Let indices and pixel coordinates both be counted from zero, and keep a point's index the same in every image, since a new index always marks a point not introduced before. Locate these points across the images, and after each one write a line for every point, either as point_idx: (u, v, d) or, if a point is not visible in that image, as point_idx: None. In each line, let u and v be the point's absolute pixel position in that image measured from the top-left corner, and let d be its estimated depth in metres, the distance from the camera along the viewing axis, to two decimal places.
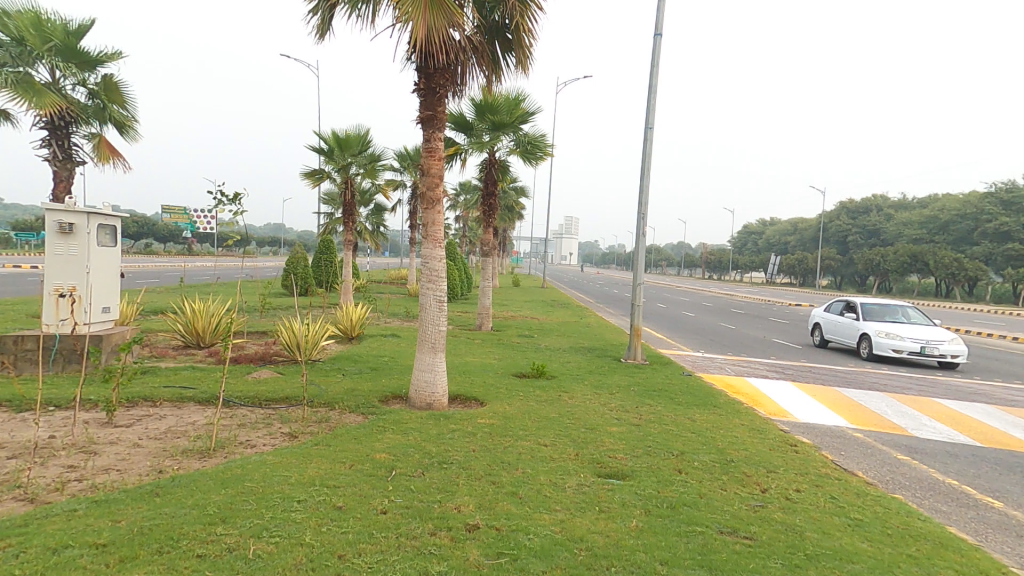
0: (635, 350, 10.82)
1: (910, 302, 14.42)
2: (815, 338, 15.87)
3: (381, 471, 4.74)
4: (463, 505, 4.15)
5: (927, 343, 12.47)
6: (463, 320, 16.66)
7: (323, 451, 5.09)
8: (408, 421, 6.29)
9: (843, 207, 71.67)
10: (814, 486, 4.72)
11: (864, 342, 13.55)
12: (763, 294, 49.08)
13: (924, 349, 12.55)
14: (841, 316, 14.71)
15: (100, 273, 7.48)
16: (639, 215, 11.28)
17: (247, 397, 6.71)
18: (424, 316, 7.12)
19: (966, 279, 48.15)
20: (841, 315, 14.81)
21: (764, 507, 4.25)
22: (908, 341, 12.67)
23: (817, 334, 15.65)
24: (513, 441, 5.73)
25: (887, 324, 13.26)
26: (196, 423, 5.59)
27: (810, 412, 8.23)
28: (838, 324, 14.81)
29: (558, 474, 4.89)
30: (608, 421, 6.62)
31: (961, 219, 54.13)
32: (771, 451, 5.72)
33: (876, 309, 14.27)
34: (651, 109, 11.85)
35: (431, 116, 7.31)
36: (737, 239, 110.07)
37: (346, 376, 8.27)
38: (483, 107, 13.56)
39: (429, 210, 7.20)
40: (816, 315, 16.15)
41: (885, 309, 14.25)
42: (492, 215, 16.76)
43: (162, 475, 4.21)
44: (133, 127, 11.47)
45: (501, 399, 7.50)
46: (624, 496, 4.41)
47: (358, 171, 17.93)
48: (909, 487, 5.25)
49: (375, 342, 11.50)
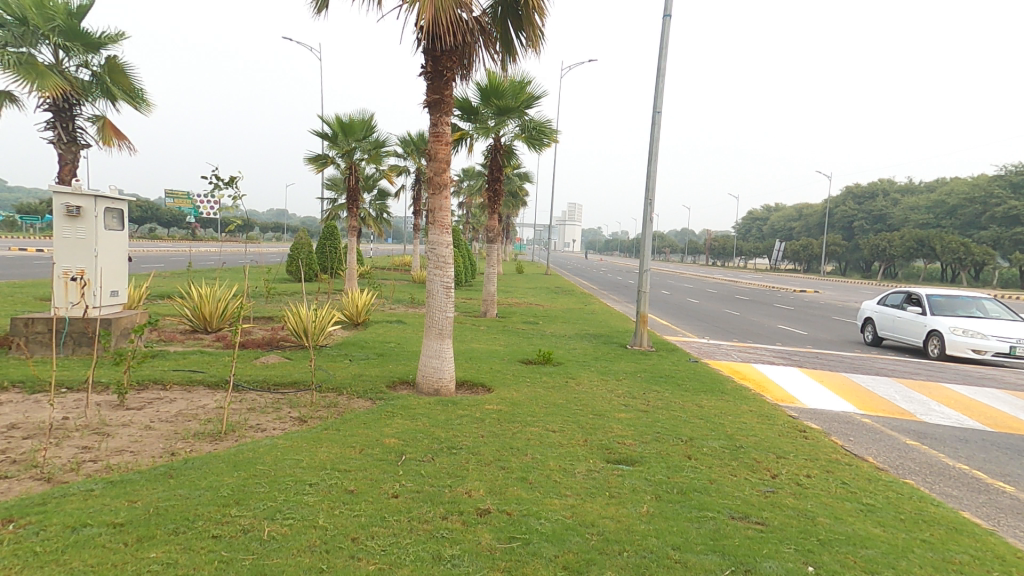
0: (641, 337, 10.80)
1: (983, 293, 12.89)
2: (867, 334, 14.32)
3: (390, 455, 4.76)
4: (474, 489, 4.16)
5: (1017, 343, 11.05)
6: (467, 307, 16.64)
7: (333, 436, 5.11)
8: (416, 407, 6.31)
9: (850, 193, 71.15)
10: (825, 471, 4.72)
11: (935, 340, 12.12)
12: (769, 279, 48.93)
13: (1013, 349, 11.14)
14: (902, 311, 13.20)
15: (108, 257, 7.48)
16: (646, 201, 11.18)
17: (256, 381, 6.74)
18: (432, 303, 7.09)
19: (973, 263, 47.72)
20: (901, 309, 13.30)
21: (774, 492, 4.25)
22: (994, 341, 11.25)
23: (870, 331, 14.12)
24: (521, 427, 5.74)
25: (966, 321, 11.78)
26: (207, 406, 5.62)
27: (818, 399, 8.21)
28: (898, 320, 13.30)
29: (568, 460, 4.90)
30: (615, 407, 6.62)
31: (970, 203, 53.51)
32: (780, 437, 5.71)
33: (945, 301, 12.74)
34: (659, 93, 11.70)
35: (438, 100, 7.20)
36: (742, 225, 109.39)
37: (353, 362, 8.28)
38: (489, 91, 13.40)
39: (436, 195, 7.13)
40: (867, 308, 14.58)
41: (957, 301, 12.71)
42: (497, 201, 16.64)
43: (174, 457, 4.23)
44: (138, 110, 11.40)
45: (508, 385, 7.52)
46: (634, 482, 4.42)
47: (362, 157, 17.81)
48: (919, 472, 5.24)
49: (381, 329, 11.51)
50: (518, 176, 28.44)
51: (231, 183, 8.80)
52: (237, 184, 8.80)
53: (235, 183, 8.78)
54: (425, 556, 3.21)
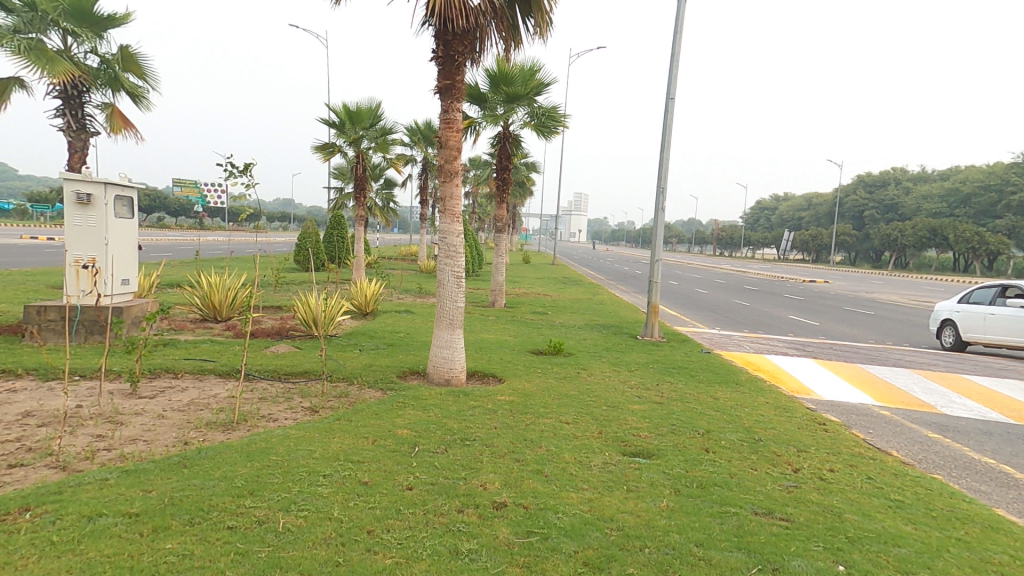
0: (652, 328, 10.69)
1: None
2: (947, 338, 12.14)
3: (403, 446, 4.69)
4: (489, 482, 4.09)
5: None
6: (474, 297, 16.55)
7: (345, 426, 5.06)
8: (428, 398, 6.24)
9: (861, 181, 70.28)
10: (849, 466, 4.61)
11: None
12: (777, 270, 48.61)
13: None
14: (997, 308, 11.37)
15: (118, 245, 7.43)
16: (659, 190, 11.01)
17: (266, 370, 6.70)
18: (442, 292, 7.00)
19: (987, 253, 47.12)
20: (994, 307, 11.45)
21: (797, 487, 4.15)
22: None
23: (952, 335, 11.95)
24: (535, 419, 5.67)
25: None
26: (219, 395, 5.57)
27: (833, 390, 8.08)
28: (992, 319, 11.40)
29: (583, 452, 4.81)
30: (629, 399, 6.54)
31: (985, 191, 52.65)
32: (800, 430, 5.60)
33: None
34: (672, 79, 11.49)
35: (449, 85, 7.06)
36: (750, 215, 108.33)
37: (363, 352, 8.23)
38: (498, 78, 13.22)
39: (446, 183, 7.01)
40: (942, 309, 12.49)
41: None
42: (506, 190, 16.48)
43: (188, 447, 4.18)
44: (145, 98, 11.31)
45: (520, 376, 7.45)
46: (652, 475, 4.33)
47: (369, 145, 17.67)
48: (944, 467, 5.13)
49: (390, 318, 11.46)
50: (525, 166, 28.18)
51: (245, 171, 8.81)
52: (250, 172, 8.81)
53: (249, 171, 8.78)
54: (443, 550, 3.14)
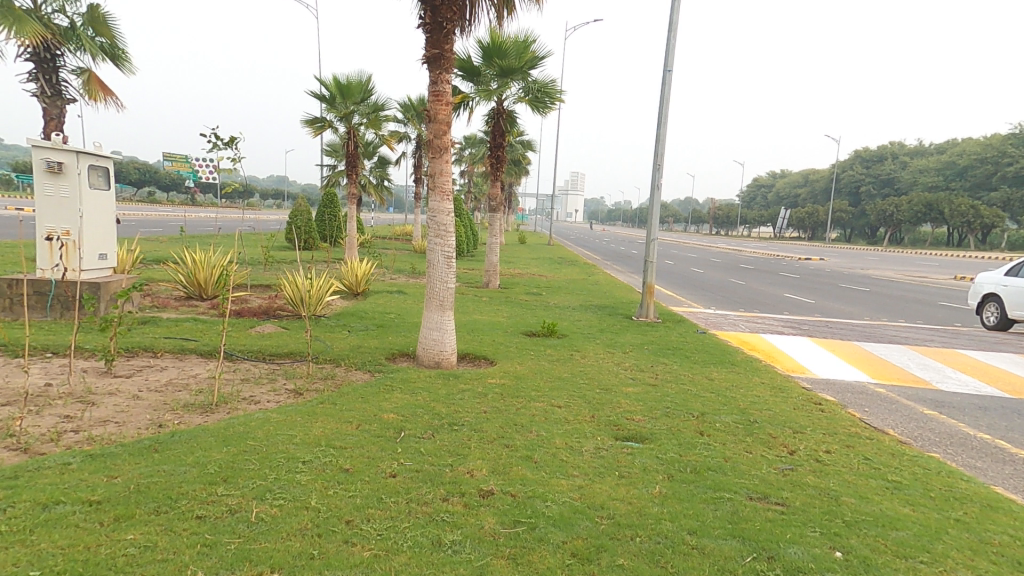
0: (648, 308, 10.53)
1: None
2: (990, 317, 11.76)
3: (389, 432, 4.54)
4: (476, 469, 3.95)
5: None
6: (468, 277, 16.33)
7: (330, 410, 4.89)
8: (417, 381, 6.09)
9: (858, 157, 69.90)
10: (846, 447, 4.48)
11: None
12: (773, 247, 48.59)
13: None
14: None
15: (93, 218, 7.15)
16: (655, 166, 10.74)
17: (250, 351, 6.51)
18: (432, 272, 6.79)
19: (982, 227, 47.13)
20: None
21: (794, 471, 4.03)
22: None
23: (995, 313, 11.56)
24: (526, 402, 5.52)
25: None
26: (198, 376, 5.39)
27: (830, 369, 7.98)
28: None
29: (575, 437, 4.68)
30: (623, 381, 6.41)
31: (981, 164, 52.42)
32: (796, 411, 5.48)
33: None
34: (670, 50, 11.14)
35: (438, 55, 6.74)
36: (747, 194, 107.82)
37: (352, 333, 8.05)
38: (490, 51, 12.80)
39: (436, 158, 6.75)
40: (988, 283, 11.97)
41: None
42: (500, 167, 16.14)
43: (161, 430, 4.01)
44: (124, 61, 10.90)
45: (512, 358, 7.30)
46: (645, 461, 4.20)
47: (360, 121, 17.23)
48: (941, 446, 5.03)
49: (381, 299, 11.27)
50: (521, 143, 27.72)
51: (230, 144, 8.52)
52: (236, 146, 8.51)
53: (234, 143, 8.50)
54: (425, 541, 3.00)
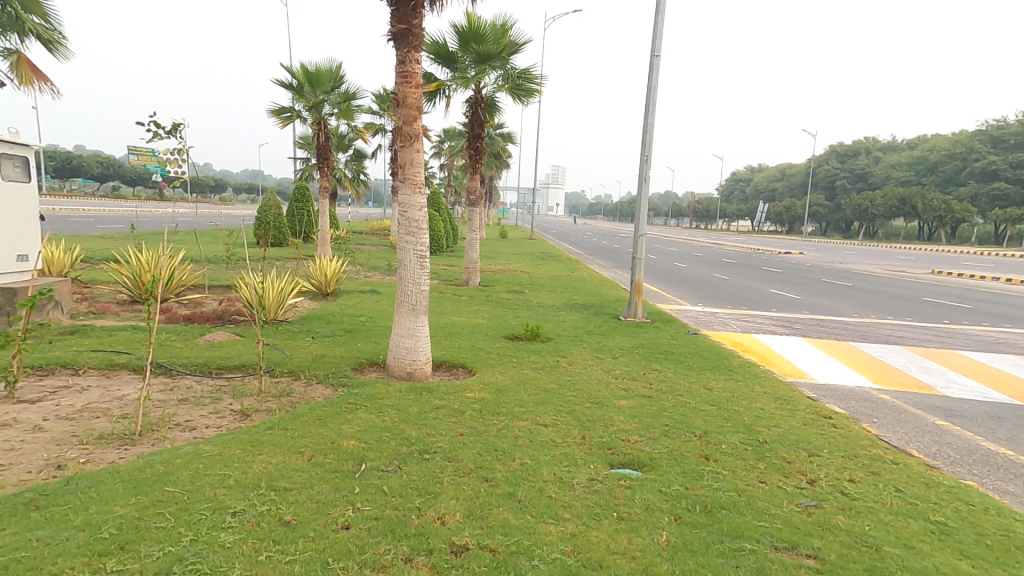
0: (636, 308, 9.99)
1: None
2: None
3: (347, 465, 3.85)
4: (449, 514, 3.29)
5: None
6: (448, 275, 15.62)
7: (278, 438, 4.16)
8: (384, 397, 5.38)
9: (833, 152, 70.97)
10: (871, 475, 3.95)
11: None
12: (753, 241, 48.85)
13: None
14: None
15: (9, 216, 6.33)
16: (643, 157, 10.16)
17: (194, 365, 5.73)
18: (403, 273, 6.10)
19: (952, 222, 48.06)
20: None
21: (820, 508, 3.46)
22: None
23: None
24: (508, 421, 4.88)
25: None
26: (125, 397, 4.59)
27: (829, 373, 7.53)
28: None
29: (564, 466, 4.06)
30: (615, 392, 5.81)
31: (950, 160, 53.41)
32: (806, 428, 4.94)
33: None
34: (658, 35, 10.58)
35: (405, 31, 6.01)
36: (725, 188, 108.72)
37: (316, 340, 7.30)
38: (467, 35, 12.03)
39: (406, 148, 6.02)
40: None
41: None
42: (479, 160, 15.38)
43: (56, 475, 3.26)
44: (61, 43, 9.85)
45: (492, 366, 6.65)
46: (646, 497, 3.60)
47: (331, 111, 16.30)
48: (966, 465, 4.57)
49: (353, 299, 10.51)
50: (500, 135, 27.05)
51: (173, 132, 7.67)
52: (179, 133, 7.65)
53: (177, 132, 7.63)
54: None
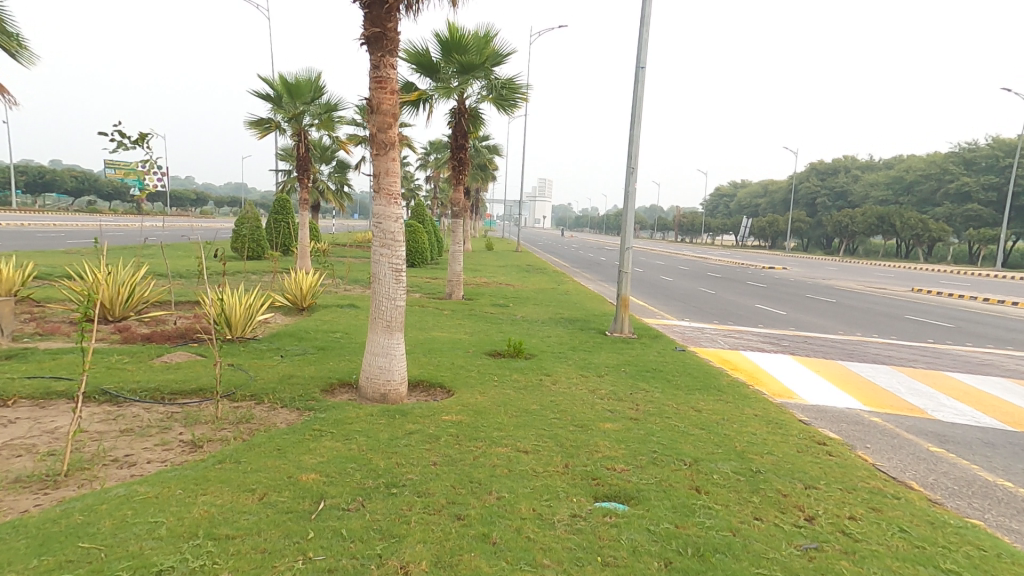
0: (622, 323, 9.72)
1: None
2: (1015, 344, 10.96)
3: (303, 504, 3.47)
4: (412, 564, 2.93)
5: None
6: (431, 289, 15.24)
7: (227, 474, 3.77)
8: (353, 422, 4.98)
9: (814, 168, 72.26)
10: (873, 511, 3.67)
11: None
12: (736, 257, 49.15)
13: None
14: None
15: None
16: (628, 171, 9.97)
17: (144, 390, 5.33)
18: (377, 288, 5.76)
19: (930, 241, 48.90)
20: None
21: (821, 552, 3.17)
22: None
23: None
24: (485, 448, 4.53)
25: None
26: (55, 431, 4.33)
27: (819, 392, 7.30)
28: None
29: (545, 500, 3.72)
30: (600, 414, 5.49)
31: (926, 180, 54.58)
32: (801, 455, 4.67)
33: None
34: (642, 48, 10.49)
35: (379, 34, 5.73)
36: (710, 203, 110.09)
37: (285, 359, 6.89)
38: (449, 45, 11.81)
39: (381, 156, 5.71)
40: None
41: None
42: (462, 172, 15.09)
43: None
44: (24, 52, 9.41)
45: (472, 386, 6.29)
46: (634, 537, 3.27)
47: (312, 122, 15.96)
48: (969, 497, 4.32)
49: (329, 314, 10.08)
50: (486, 147, 26.88)
51: (140, 142, 7.26)
52: (146, 143, 7.24)
53: (144, 141, 7.22)
54: None
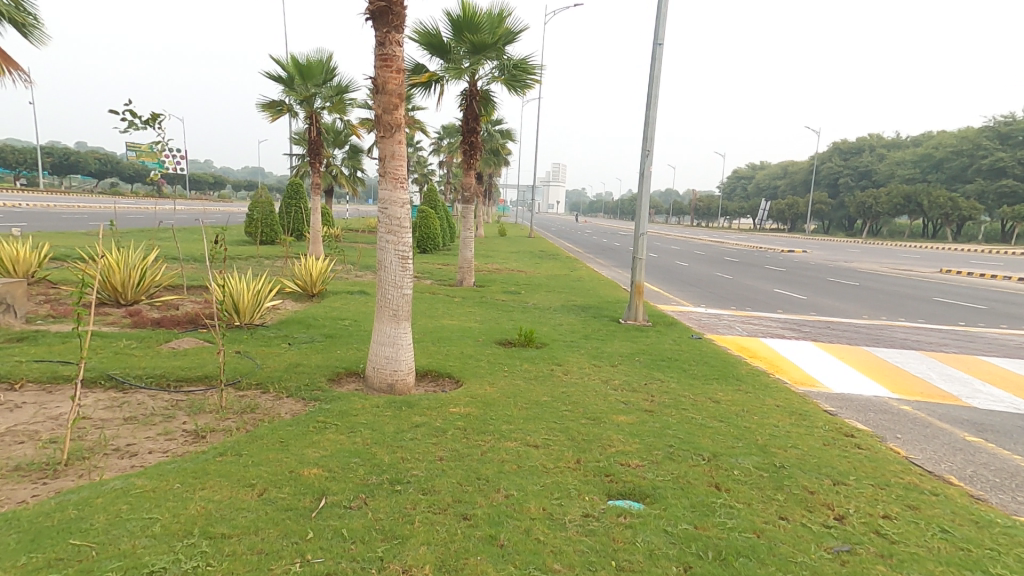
0: (636, 311, 9.46)
1: None
2: None
3: (304, 500, 3.33)
4: (415, 567, 2.77)
5: None
6: (442, 275, 15.09)
7: (228, 467, 3.65)
8: (359, 413, 4.84)
9: (836, 148, 70.34)
10: (910, 510, 3.42)
11: None
12: (755, 239, 48.15)
13: None
14: None
15: None
16: (645, 151, 9.63)
17: (150, 377, 5.25)
18: (383, 276, 5.58)
19: (959, 219, 47.42)
20: None
21: (855, 556, 2.95)
22: None
23: None
24: (494, 442, 4.36)
25: None
26: (59, 418, 4.25)
27: (844, 381, 6.99)
28: None
29: (555, 498, 3.54)
30: (614, 406, 5.28)
31: (957, 156, 52.77)
32: (828, 449, 4.42)
33: None
34: (661, 23, 10.06)
35: (385, 8, 5.46)
36: (727, 185, 108.06)
37: (292, 347, 6.78)
38: (460, 24, 11.47)
39: (386, 139, 5.49)
40: None
41: None
42: (474, 156, 14.80)
43: None
44: (36, 31, 9.33)
45: (481, 376, 6.12)
46: (650, 539, 3.08)
47: (323, 105, 15.76)
48: (1012, 493, 4.03)
49: (339, 301, 9.98)
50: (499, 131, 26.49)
51: (152, 122, 7.13)
52: (158, 124, 7.10)
53: (156, 122, 7.09)
54: None
